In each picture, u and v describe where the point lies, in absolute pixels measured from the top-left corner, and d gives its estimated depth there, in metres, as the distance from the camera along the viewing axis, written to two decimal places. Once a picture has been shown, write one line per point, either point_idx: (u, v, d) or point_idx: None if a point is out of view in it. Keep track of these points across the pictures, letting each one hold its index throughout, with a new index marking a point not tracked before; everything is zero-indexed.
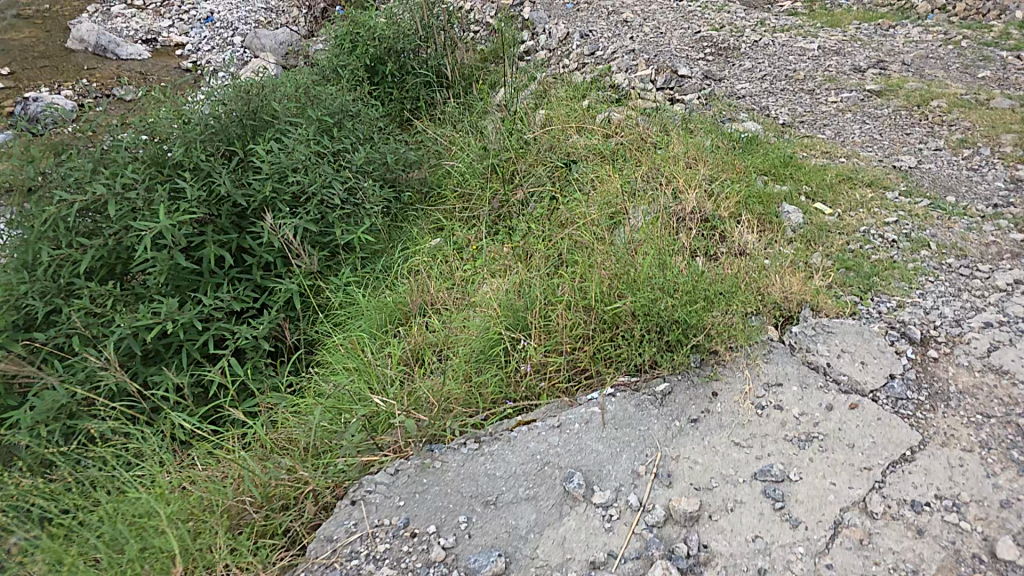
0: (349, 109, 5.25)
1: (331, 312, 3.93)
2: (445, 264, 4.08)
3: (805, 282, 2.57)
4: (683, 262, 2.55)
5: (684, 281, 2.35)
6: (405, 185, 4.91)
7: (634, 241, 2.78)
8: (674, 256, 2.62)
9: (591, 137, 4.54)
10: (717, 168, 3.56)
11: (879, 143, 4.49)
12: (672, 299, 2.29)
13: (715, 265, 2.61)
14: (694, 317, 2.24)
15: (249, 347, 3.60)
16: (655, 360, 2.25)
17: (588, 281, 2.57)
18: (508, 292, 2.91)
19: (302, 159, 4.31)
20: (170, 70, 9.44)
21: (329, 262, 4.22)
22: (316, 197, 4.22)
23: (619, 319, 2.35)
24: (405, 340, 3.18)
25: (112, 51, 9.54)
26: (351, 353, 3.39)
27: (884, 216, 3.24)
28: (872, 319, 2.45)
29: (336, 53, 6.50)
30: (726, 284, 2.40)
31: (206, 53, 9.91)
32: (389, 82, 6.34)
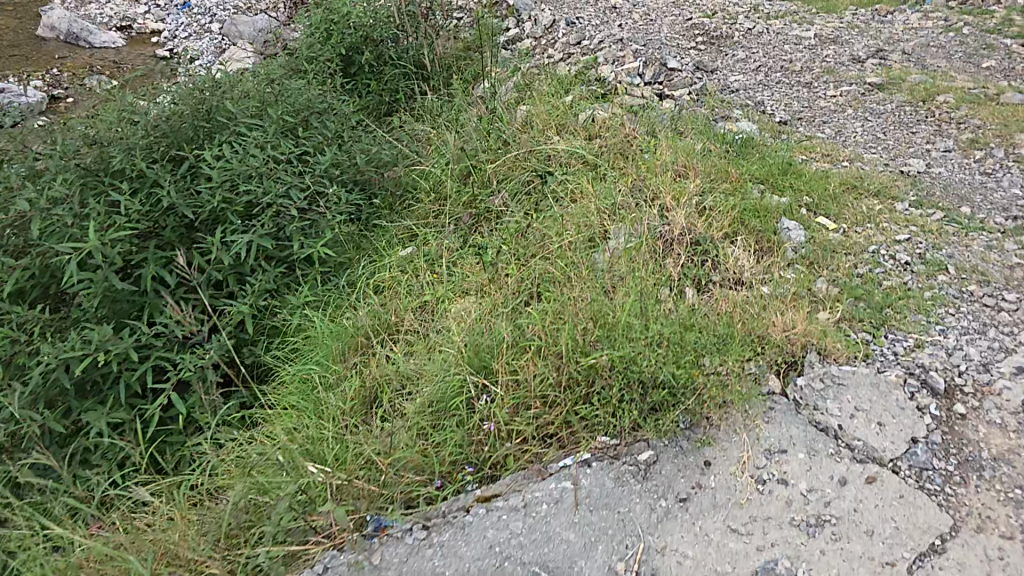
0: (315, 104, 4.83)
1: (287, 337, 3.56)
2: (415, 281, 3.74)
3: (811, 318, 2.26)
4: (669, 304, 2.24)
5: (671, 331, 2.02)
6: (376, 187, 4.54)
7: (617, 273, 2.45)
8: (658, 293, 2.29)
9: (573, 138, 4.18)
10: (709, 180, 3.24)
11: (884, 143, 4.16)
12: (657, 354, 1.96)
13: (706, 303, 2.30)
14: (681, 371, 1.92)
15: (194, 379, 3.15)
16: (637, 423, 1.93)
17: (562, 322, 2.22)
18: (475, 326, 2.56)
19: (259, 164, 3.94)
20: (144, 57, 8.93)
21: (289, 277, 3.84)
22: (271, 205, 3.84)
23: (597, 373, 2.02)
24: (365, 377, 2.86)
25: (85, 39, 9.01)
26: (306, 389, 3.05)
27: (894, 233, 2.93)
28: (889, 365, 2.12)
29: (309, 42, 6.05)
30: (720, 330, 2.08)
31: (181, 40, 9.42)
32: (365, 73, 5.95)
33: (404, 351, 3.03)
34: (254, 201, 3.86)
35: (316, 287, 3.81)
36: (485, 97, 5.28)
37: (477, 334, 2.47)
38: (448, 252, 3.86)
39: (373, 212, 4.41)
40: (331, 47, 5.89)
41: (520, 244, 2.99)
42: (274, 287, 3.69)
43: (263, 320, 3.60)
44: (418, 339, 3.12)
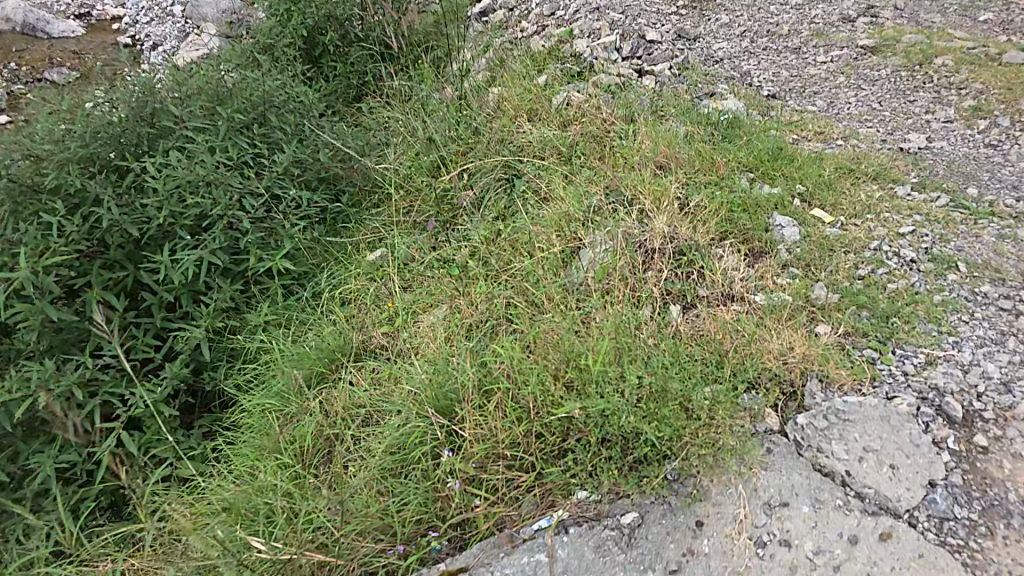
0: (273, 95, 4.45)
1: (247, 363, 3.41)
2: (384, 290, 3.49)
3: (808, 338, 2.04)
4: (649, 336, 2.02)
5: (651, 387, 1.79)
6: (344, 183, 4.24)
7: (596, 299, 2.24)
8: (636, 321, 2.07)
9: (546, 125, 3.88)
10: (690, 176, 2.98)
11: (879, 115, 3.87)
12: (635, 411, 1.74)
13: (689, 332, 2.07)
14: (667, 420, 1.72)
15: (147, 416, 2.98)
16: (615, 484, 1.74)
17: (533, 361, 2.00)
18: (440, 355, 2.32)
19: (211, 172, 3.64)
20: (107, 46, 8.43)
21: (249, 293, 3.60)
22: (224, 217, 3.56)
23: (573, 427, 1.82)
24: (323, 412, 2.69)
25: (43, 30, 8.40)
26: (264, 423, 2.84)
27: (897, 224, 2.68)
28: (900, 390, 1.91)
29: (267, 24, 5.61)
30: (703, 371, 1.90)
31: (141, 26, 8.93)
32: (331, 54, 5.52)
33: (369, 379, 2.81)
34: (202, 214, 3.58)
35: (279, 304, 3.59)
36: (455, 81, 4.95)
37: (443, 365, 2.24)
38: (419, 258, 3.60)
39: (341, 210, 4.13)
40: (292, 28, 5.41)
41: (489, 254, 2.74)
42: (232, 305, 3.49)
43: (221, 345, 3.43)
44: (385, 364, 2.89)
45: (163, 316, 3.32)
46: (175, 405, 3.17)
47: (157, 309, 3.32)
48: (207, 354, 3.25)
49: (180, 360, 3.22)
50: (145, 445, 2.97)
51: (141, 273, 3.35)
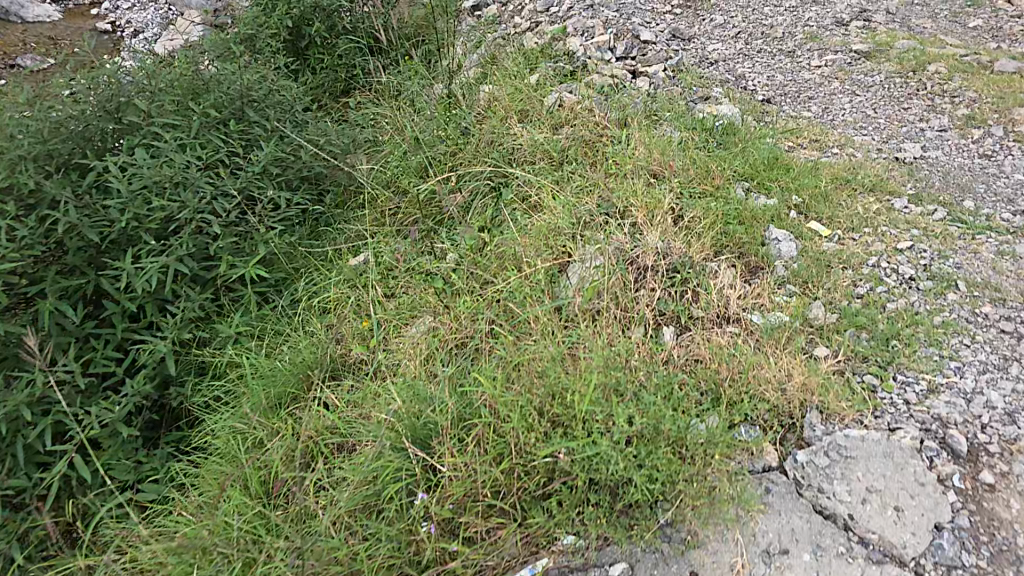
0: (252, 90, 4.28)
1: (217, 376, 3.31)
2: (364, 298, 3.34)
3: (806, 364, 1.94)
4: (640, 365, 1.91)
5: (643, 425, 1.69)
6: (327, 184, 4.14)
7: (584, 321, 2.14)
8: (625, 346, 1.98)
9: (537, 129, 3.67)
10: (683, 185, 2.88)
11: (874, 122, 3.79)
12: (627, 455, 1.64)
13: (683, 361, 1.97)
14: (658, 462, 1.63)
15: (104, 435, 2.91)
16: (604, 535, 1.64)
17: (518, 392, 1.90)
18: (420, 379, 2.23)
19: (179, 174, 3.49)
20: (87, 33, 8.09)
21: (220, 302, 3.49)
22: (192, 221, 3.42)
23: (556, 472, 1.73)
24: (302, 441, 2.62)
25: (16, 13, 8.03)
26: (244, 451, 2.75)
27: (895, 239, 2.59)
28: (901, 421, 1.82)
29: (249, 15, 5.37)
30: (695, 407, 1.81)
31: (125, 14, 8.61)
32: (317, 45, 5.31)
33: (349, 405, 2.73)
34: (170, 218, 3.43)
35: (253, 312, 3.47)
36: (441, 79, 4.80)
37: (423, 393, 2.14)
38: (402, 262, 3.45)
39: (320, 213, 4.02)
40: (277, 18, 5.20)
41: (475, 267, 2.62)
42: (201, 315, 3.38)
43: (188, 356, 3.32)
44: (367, 381, 2.80)
45: (125, 326, 3.19)
46: (137, 423, 3.10)
47: (119, 319, 3.19)
48: (173, 368, 3.13)
49: (142, 373, 3.10)
50: (103, 466, 2.90)
51: (102, 278, 3.19)
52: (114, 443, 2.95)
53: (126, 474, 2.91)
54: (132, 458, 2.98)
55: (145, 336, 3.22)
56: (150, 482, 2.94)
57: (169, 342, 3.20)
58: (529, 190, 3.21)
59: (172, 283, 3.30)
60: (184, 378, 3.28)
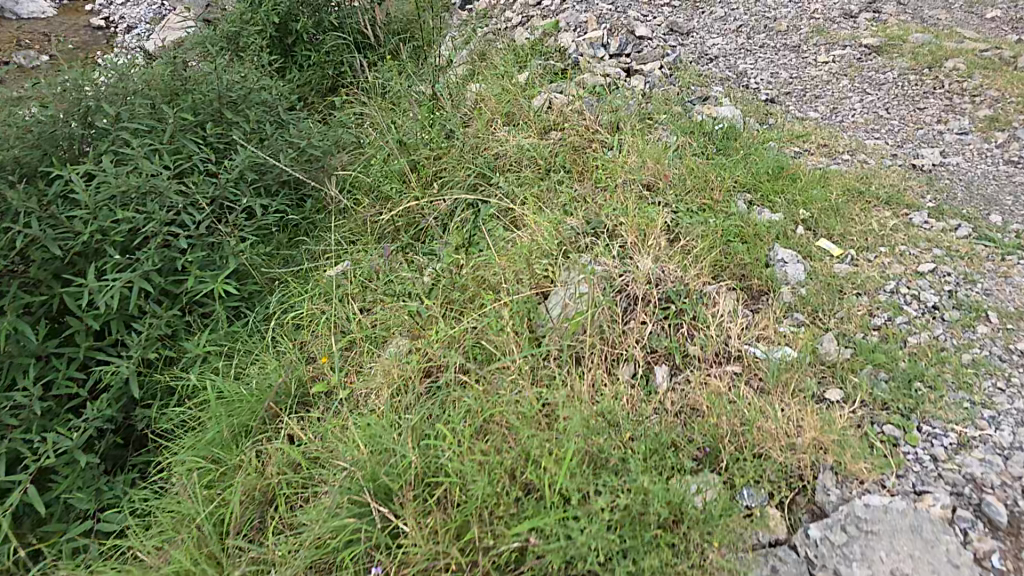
0: (235, 89, 3.99)
1: (187, 399, 2.92)
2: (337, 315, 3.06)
3: (819, 415, 1.71)
4: (629, 420, 1.69)
5: (629, 500, 1.48)
6: (308, 188, 3.78)
7: (564, 360, 1.92)
8: (608, 395, 1.77)
9: (523, 134, 3.41)
10: (679, 198, 2.65)
11: (887, 124, 3.54)
12: (610, 537, 1.43)
13: (674, 413, 1.75)
14: (647, 554, 1.41)
15: (59, 465, 2.59)
16: None
17: (493, 451, 1.67)
18: (385, 412, 1.98)
19: (146, 182, 3.16)
20: (82, 29, 7.71)
21: (188, 318, 3.10)
22: (157, 234, 3.09)
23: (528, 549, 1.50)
24: (264, 482, 2.40)
25: (11, 10, 7.67)
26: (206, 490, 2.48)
27: (915, 261, 2.36)
28: (929, 484, 1.59)
29: (237, 11, 4.90)
30: (690, 472, 1.59)
31: (119, 8, 8.22)
32: (304, 43, 4.85)
33: (315, 439, 2.49)
34: (136, 230, 3.10)
35: (221, 330, 3.08)
36: (428, 76, 4.52)
37: (386, 433, 1.91)
38: (381, 274, 3.19)
39: (301, 220, 3.67)
40: (262, 15, 4.73)
41: (452, 290, 2.37)
42: (168, 333, 3.01)
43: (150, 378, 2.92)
44: (337, 413, 2.57)
45: (89, 343, 2.85)
46: (98, 449, 2.73)
47: (82, 336, 2.85)
48: (134, 391, 2.77)
49: (103, 398, 2.76)
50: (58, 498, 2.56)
51: (64, 294, 2.86)
52: (73, 473, 2.62)
53: (84, 503, 2.58)
54: (94, 483, 2.65)
55: (107, 356, 2.87)
56: (112, 510, 2.62)
57: (133, 363, 2.85)
58: (514, 199, 2.95)
59: (137, 299, 2.95)
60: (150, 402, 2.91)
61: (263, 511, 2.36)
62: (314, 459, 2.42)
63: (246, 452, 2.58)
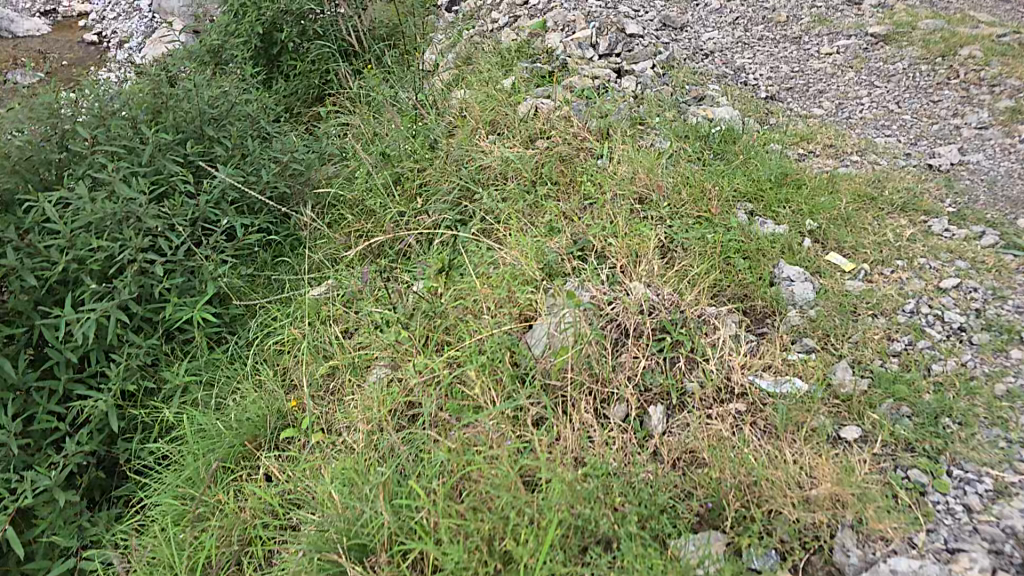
0: (219, 99, 3.63)
1: (171, 433, 2.54)
2: (309, 349, 2.58)
3: (835, 463, 1.52)
4: (620, 475, 1.52)
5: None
6: (293, 203, 3.43)
7: (548, 399, 1.74)
8: (596, 447, 1.60)
9: (507, 143, 3.20)
10: (673, 211, 2.47)
11: (899, 119, 3.33)
12: None
13: (670, 462, 1.59)
14: None
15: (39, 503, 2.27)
16: None
17: (470, 515, 1.49)
18: (356, 460, 1.80)
19: (123, 207, 2.81)
20: (73, 45, 7.47)
21: (169, 345, 2.73)
22: (134, 262, 2.72)
23: None
24: (240, 528, 2.04)
25: (6, 28, 7.38)
26: (179, 535, 2.11)
27: (936, 275, 2.16)
28: (964, 541, 1.39)
29: (222, 20, 4.78)
30: (690, 536, 1.42)
31: (109, 20, 7.87)
32: (289, 52, 4.62)
33: None
34: (111, 259, 2.74)
35: (201, 357, 2.69)
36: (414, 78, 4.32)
37: (355, 476, 1.74)
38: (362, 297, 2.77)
39: (285, 236, 3.32)
40: (247, 26, 4.57)
41: (431, 320, 2.18)
42: (150, 362, 2.65)
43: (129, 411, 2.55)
44: (317, 449, 2.16)
45: (69, 376, 2.50)
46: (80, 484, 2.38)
47: (61, 369, 2.50)
48: (113, 425, 2.40)
49: (81, 432, 2.40)
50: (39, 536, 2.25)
51: (41, 326, 2.52)
52: (54, 509, 2.29)
53: (66, 539, 2.25)
54: (77, 519, 2.32)
55: (88, 390, 2.52)
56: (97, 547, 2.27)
57: (112, 397, 2.50)
58: (497, 214, 2.76)
59: (115, 329, 2.59)
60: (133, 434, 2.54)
61: (239, 560, 2.00)
62: (295, 500, 2.05)
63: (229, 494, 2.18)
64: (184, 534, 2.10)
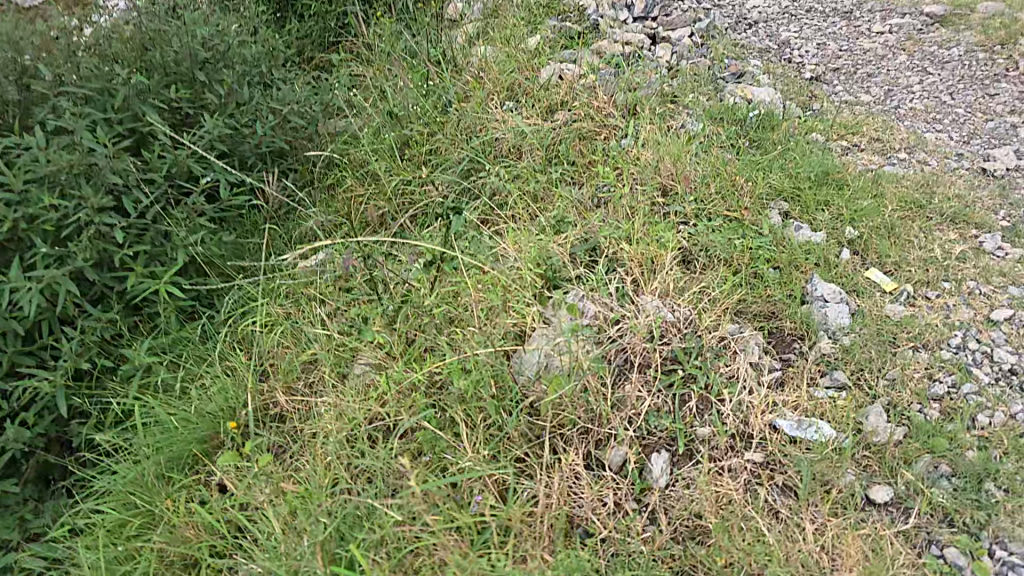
0: (222, 31, 3.03)
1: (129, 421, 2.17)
2: (284, 342, 2.24)
3: (865, 544, 1.35)
4: (606, 546, 1.40)
5: None
6: (292, 157, 2.86)
7: (533, 437, 1.58)
8: (586, 504, 1.45)
9: (524, 111, 2.89)
10: (700, 207, 2.22)
11: (954, 113, 3.01)
12: None
13: (669, 525, 1.43)
14: None
15: None
16: None
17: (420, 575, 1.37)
18: (322, 475, 1.68)
19: (82, 155, 2.28)
20: None
21: (134, 316, 2.32)
22: (91, 224, 2.21)
23: None
24: (181, 546, 1.77)
25: None
26: (116, 547, 1.84)
27: (987, 303, 1.92)
28: None
29: None
30: None
31: None
32: None
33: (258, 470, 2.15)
34: (66, 219, 2.22)
35: (166, 334, 2.31)
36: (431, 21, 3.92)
37: (310, 503, 1.62)
38: (359, 269, 2.40)
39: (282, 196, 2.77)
40: None
41: (420, 318, 2.02)
42: (107, 337, 2.23)
43: (80, 393, 2.16)
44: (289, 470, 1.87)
45: (16, 347, 2.07)
46: (27, 471, 2.03)
47: (7, 340, 2.06)
48: (61, 410, 2.04)
49: (27, 414, 2.03)
50: None
51: None
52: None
53: (2, 531, 1.92)
54: (21, 509, 1.99)
55: (35, 368, 2.10)
56: (43, 539, 1.96)
57: (63, 376, 2.10)
58: (504, 196, 2.52)
59: (69, 301, 2.14)
60: (88, 414, 2.17)
61: None
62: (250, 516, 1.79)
63: (184, 504, 1.87)
64: (124, 546, 1.84)
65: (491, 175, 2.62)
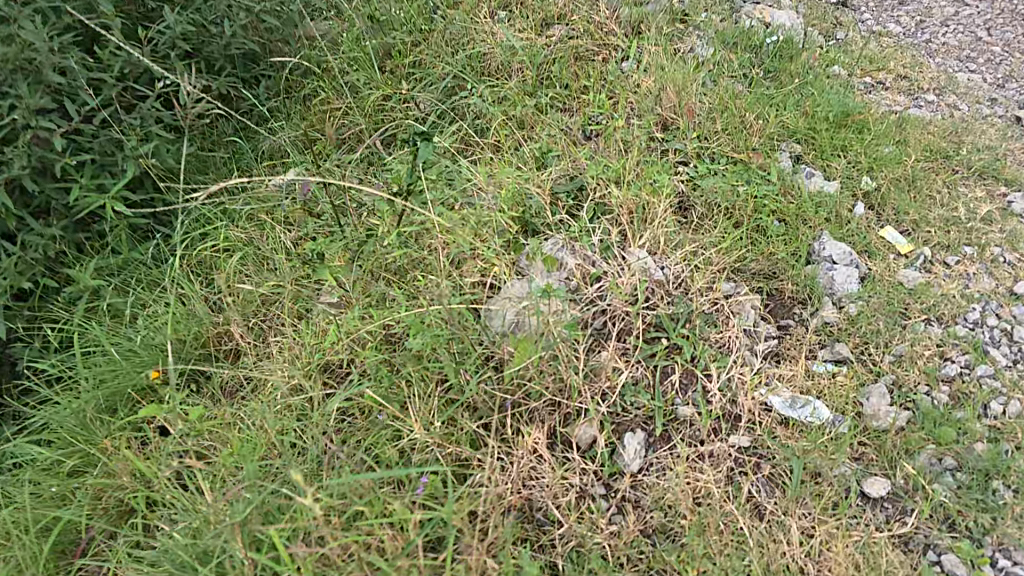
0: None
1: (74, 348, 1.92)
2: (249, 265, 1.99)
3: (855, 549, 1.22)
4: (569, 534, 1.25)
5: None
6: (267, 62, 2.44)
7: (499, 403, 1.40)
8: (547, 490, 1.29)
9: (515, 21, 2.54)
10: (703, 145, 1.96)
11: (989, 51, 2.70)
12: None
13: (637, 516, 1.28)
14: None
15: None
16: None
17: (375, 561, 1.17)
18: (262, 429, 1.49)
19: (19, 47, 1.83)
20: None
21: (82, 233, 2.02)
22: (28, 130, 1.86)
23: None
24: (119, 490, 1.54)
25: None
26: (50, 487, 1.58)
27: (1012, 274, 1.71)
28: None
29: None
30: None
31: None
32: None
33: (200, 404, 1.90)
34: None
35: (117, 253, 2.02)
36: None
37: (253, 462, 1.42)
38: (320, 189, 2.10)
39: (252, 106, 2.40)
40: None
41: (381, 256, 1.79)
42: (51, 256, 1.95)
43: (20, 314, 1.90)
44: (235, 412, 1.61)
45: None
46: None
47: None
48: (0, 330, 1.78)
49: None
50: None
51: None
52: None
53: None
54: None
55: None
56: None
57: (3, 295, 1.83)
58: (487, 119, 2.22)
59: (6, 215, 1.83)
60: (33, 337, 1.91)
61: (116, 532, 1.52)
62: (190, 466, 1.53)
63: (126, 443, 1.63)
64: (57, 487, 1.58)
65: (471, 96, 2.33)
